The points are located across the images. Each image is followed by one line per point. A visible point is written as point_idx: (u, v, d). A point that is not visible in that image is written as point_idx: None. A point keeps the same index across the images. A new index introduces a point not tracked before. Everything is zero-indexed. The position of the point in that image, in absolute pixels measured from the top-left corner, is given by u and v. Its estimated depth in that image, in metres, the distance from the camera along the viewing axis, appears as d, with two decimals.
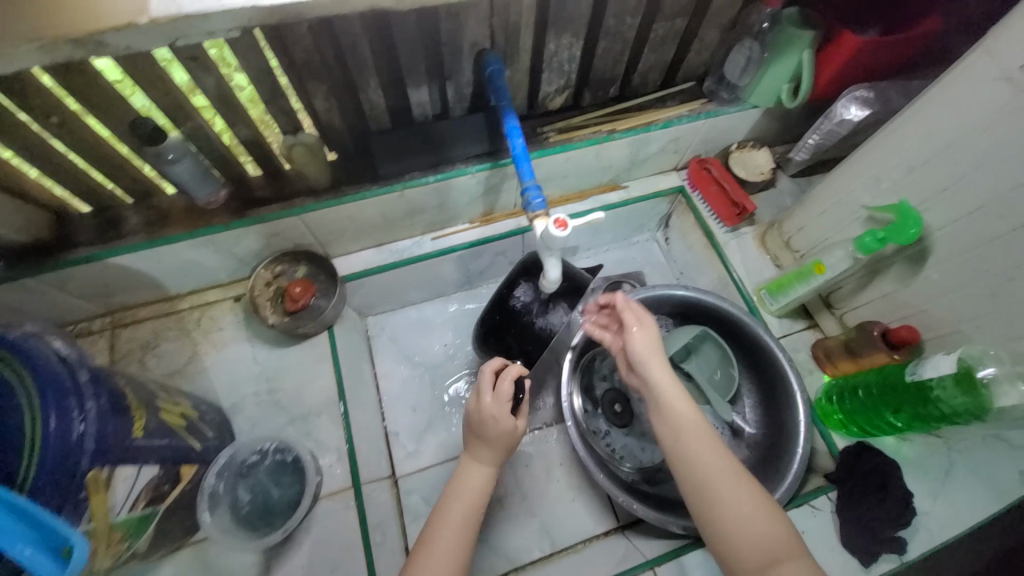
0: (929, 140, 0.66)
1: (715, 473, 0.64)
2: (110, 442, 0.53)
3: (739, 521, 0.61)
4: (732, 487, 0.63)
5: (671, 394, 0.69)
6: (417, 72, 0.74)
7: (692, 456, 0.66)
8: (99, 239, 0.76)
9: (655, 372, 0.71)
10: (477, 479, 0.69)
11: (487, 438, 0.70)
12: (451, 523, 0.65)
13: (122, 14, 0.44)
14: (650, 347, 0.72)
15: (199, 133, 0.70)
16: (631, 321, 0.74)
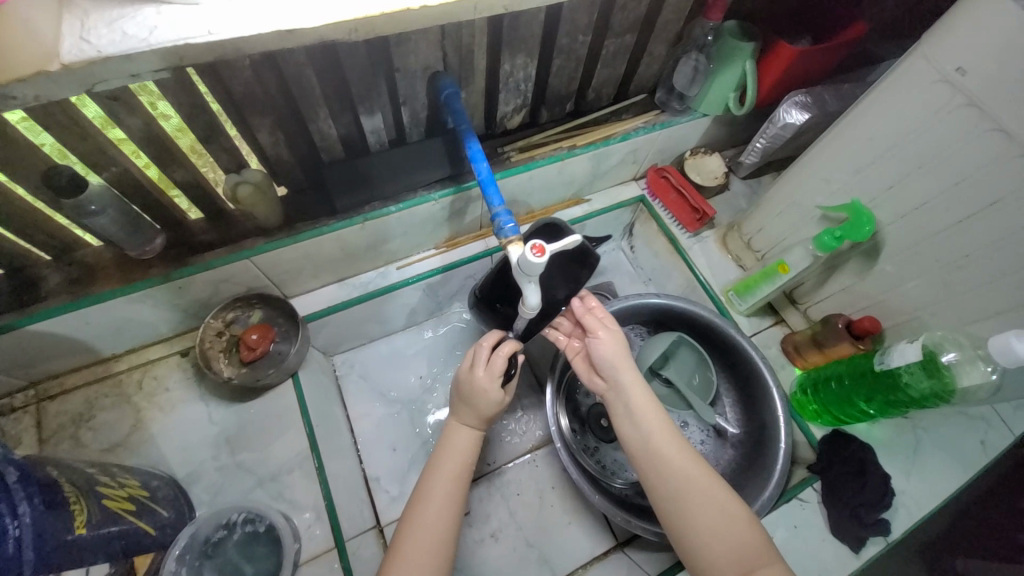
0: (874, 142, 0.70)
1: (685, 476, 0.65)
2: (49, 551, 0.45)
3: (710, 522, 0.62)
4: (700, 487, 0.64)
5: (637, 399, 0.71)
6: (369, 99, 0.71)
7: (660, 458, 0.67)
8: (12, 305, 0.66)
9: (622, 377, 0.72)
10: (463, 445, 0.71)
11: (471, 403, 0.72)
12: (440, 487, 0.66)
13: (27, 62, 0.38)
14: (614, 353, 0.74)
15: (125, 175, 0.63)
16: (592, 326, 0.75)
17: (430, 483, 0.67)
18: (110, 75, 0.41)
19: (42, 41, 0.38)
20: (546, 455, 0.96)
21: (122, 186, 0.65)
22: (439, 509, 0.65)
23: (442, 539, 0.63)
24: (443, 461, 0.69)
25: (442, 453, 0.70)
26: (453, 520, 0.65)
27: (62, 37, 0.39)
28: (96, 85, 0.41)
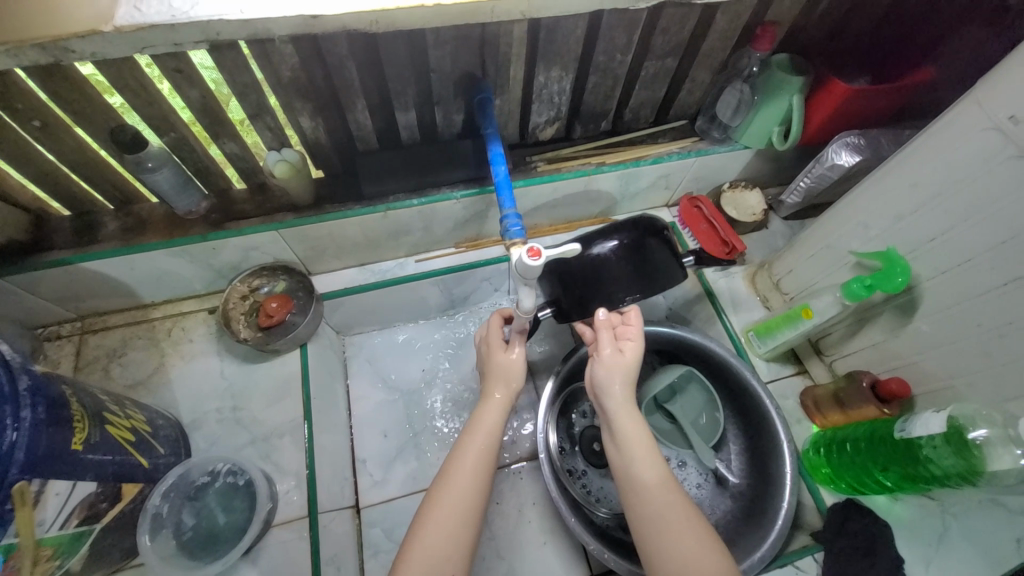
0: (918, 188, 0.66)
1: (662, 511, 0.62)
2: (44, 454, 0.51)
3: (685, 564, 0.59)
4: (680, 525, 0.61)
5: (627, 424, 0.67)
6: (405, 95, 0.75)
7: (644, 490, 0.64)
8: (74, 243, 0.75)
9: (614, 401, 0.68)
10: (491, 420, 0.70)
11: (505, 373, 0.73)
12: (469, 462, 0.67)
13: (87, 22, 0.47)
14: (618, 372, 0.68)
15: (183, 143, 0.71)
16: (604, 343, 0.69)
17: (459, 456, 0.68)
18: (156, 41, 0.50)
19: (99, 10, 0.48)
20: (533, 470, 0.94)
21: (178, 151, 0.73)
22: (467, 485, 0.66)
23: (464, 516, 0.64)
24: (470, 439, 0.69)
25: (470, 430, 0.70)
26: (478, 494, 0.66)
27: (118, 5, 0.48)
28: (143, 48, 0.50)
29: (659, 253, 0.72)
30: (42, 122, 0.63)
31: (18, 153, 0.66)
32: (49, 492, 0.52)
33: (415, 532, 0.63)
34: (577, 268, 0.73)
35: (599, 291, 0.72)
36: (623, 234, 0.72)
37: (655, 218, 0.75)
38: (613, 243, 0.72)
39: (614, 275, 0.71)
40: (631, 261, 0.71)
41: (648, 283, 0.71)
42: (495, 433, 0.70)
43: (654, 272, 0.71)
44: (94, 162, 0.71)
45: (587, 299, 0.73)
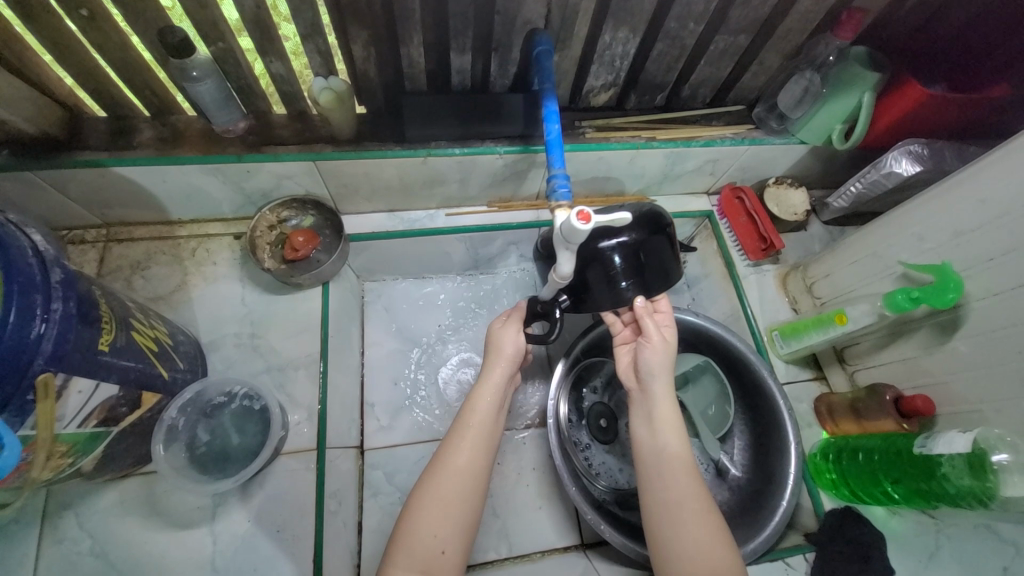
0: (986, 205, 0.63)
1: (683, 498, 0.62)
2: (71, 350, 0.49)
3: (696, 555, 0.59)
4: (694, 518, 0.61)
5: (664, 411, 0.67)
6: (463, 36, 0.71)
7: (669, 476, 0.63)
8: (108, 146, 0.73)
9: (657, 388, 0.68)
10: (490, 405, 0.69)
11: (506, 356, 0.71)
12: (469, 441, 0.67)
13: None
14: (662, 360, 0.68)
15: (229, 56, 0.68)
16: (651, 328, 0.68)
17: (458, 433, 0.67)
18: None
19: None
20: (537, 437, 0.95)
21: (224, 64, 0.70)
22: (466, 464, 0.65)
23: (461, 496, 0.63)
24: (471, 417, 0.68)
25: (469, 411, 0.69)
26: (480, 473, 0.65)
27: None
28: None
29: (666, 246, 0.69)
30: (89, 11, 0.61)
31: (62, 42, 0.63)
32: (72, 389, 0.51)
33: (416, 498, 0.63)
34: (595, 262, 0.68)
35: (616, 285, 0.68)
36: (642, 229, 0.68)
37: (661, 212, 0.71)
38: (632, 237, 0.67)
39: (630, 269, 0.68)
40: (647, 257, 0.68)
41: (660, 278, 0.69)
42: (493, 418, 0.69)
43: (665, 268, 0.69)
44: (136, 64, 0.68)
45: (604, 293, 0.69)
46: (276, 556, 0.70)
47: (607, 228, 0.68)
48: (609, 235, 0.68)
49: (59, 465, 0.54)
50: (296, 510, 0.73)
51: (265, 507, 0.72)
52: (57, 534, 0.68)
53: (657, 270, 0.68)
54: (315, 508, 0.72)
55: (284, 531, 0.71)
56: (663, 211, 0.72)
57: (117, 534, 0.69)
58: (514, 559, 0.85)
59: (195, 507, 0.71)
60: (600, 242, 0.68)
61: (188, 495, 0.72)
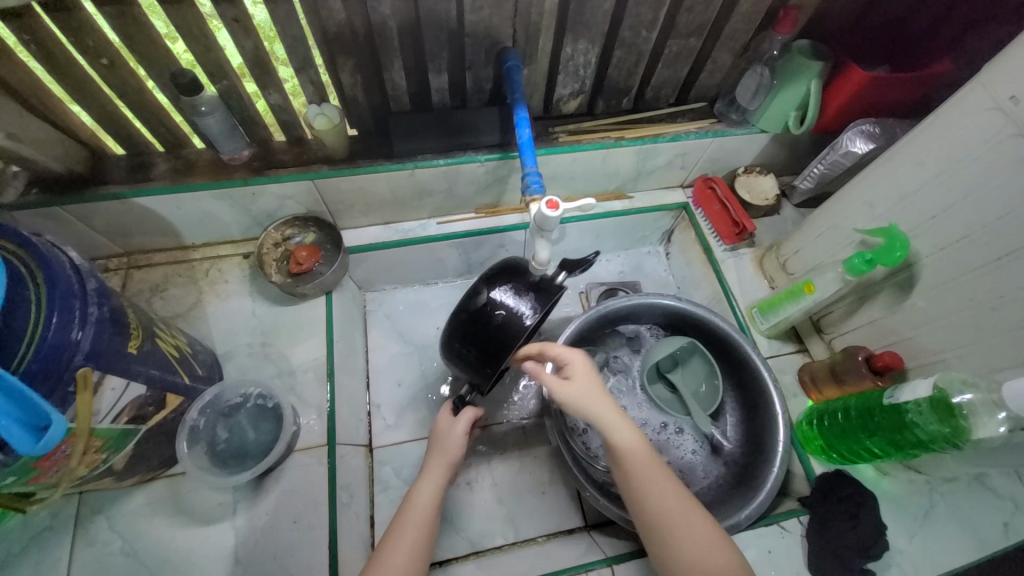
0: (921, 168, 0.70)
1: (669, 512, 0.64)
2: (105, 349, 0.56)
3: (694, 555, 0.62)
4: (680, 523, 0.63)
5: (619, 442, 0.67)
6: (439, 58, 0.79)
7: (646, 491, 0.65)
8: (129, 179, 0.81)
9: (599, 426, 0.68)
10: (430, 501, 0.69)
11: (448, 453, 0.73)
12: (408, 535, 0.65)
13: None
14: (589, 398, 0.69)
15: (232, 92, 0.77)
16: (552, 382, 0.71)
17: (397, 529, 0.66)
18: None
19: None
20: (536, 426, 0.99)
21: (228, 99, 0.78)
22: (400, 564, 0.63)
23: None
24: (410, 509, 0.68)
25: (408, 507, 0.68)
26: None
27: None
28: None
29: (526, 274, 0.73)
30: (109, 61, 0.69)
31: (85, 90, 0.72)
32: (106, 385, 0.57)
33: None
34: (478, 318, 0.71)
35: (506, 317, 0.70)
36: (498, 277, 0.73)
37: (510, 259, 0.76)
38: (497, 284, 0.72)
39: (505, 307, 0.70)
40: (518, 285, 0.72)
41: (536, 298, 0.71)
42: (434, 514, 0.68)
43: (539, 291, 0.71)
44: (151, 105, 0.76)
45: (500, 332, 0.70)
46: (293, 545, 0.74)
47: (485, 287, 0.73)
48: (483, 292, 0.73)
49: (94, 460, 0.60)
50: (310, 502, 0.77)
51: (282, 501, 0.77)
52: (89, 538, 0.72)
53: (531, 295, 0.71)
54: (328, 499, 0.77)
55: (300, 520, 0.75)
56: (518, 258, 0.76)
57: (146, 533, 0.74)
58: (520, 543, 0.89)
59: (218, 503, 0.76)
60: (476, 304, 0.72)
61: (211, 493, 0.78)
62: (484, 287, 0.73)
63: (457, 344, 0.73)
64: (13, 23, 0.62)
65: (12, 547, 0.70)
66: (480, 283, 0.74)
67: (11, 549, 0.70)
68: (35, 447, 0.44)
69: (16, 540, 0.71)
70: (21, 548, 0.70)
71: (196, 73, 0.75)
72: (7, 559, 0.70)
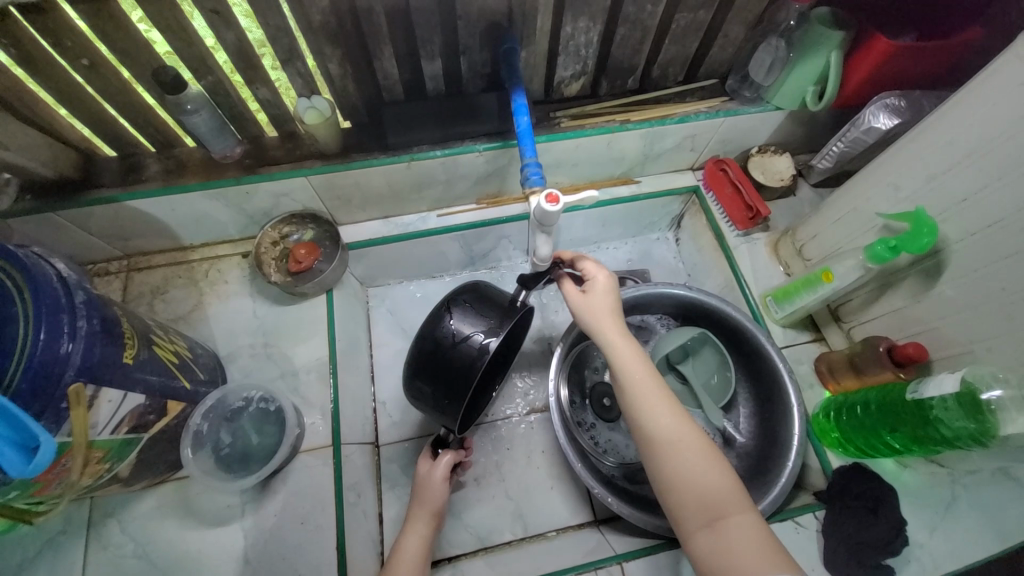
0: (952, 147, 0.65)
1: (670, 431, 0.61)
2: (98, 364, 0.55)
3: (686, 475, 0.59)
4: (678, 444, 0.61)
5: (623, 357, 0.66)
6: (431, 44, 0.75)
7: (644, 407, 0.63)
8: (121, 182, 0.80)
9: (605, 339, 0.67)
10: (415, 557, 0.69)
11: (428, 504, 0.73)
12: None
13: None
14: (599, 311, 0.69)
15: (219, 88, 0.74)
16: (570, 292, 0.71)
17: None
18: None
19: None
20: (543, 421, 0.98)
21: (215, 95, 0.76)
22: None
23: None
24: (396, 566, 0.68)
25: (394, 562, 0.68)
26: None
27: None
28: None
29: (484, 300, 0.70)
30: (90, 61, 0.67)
31: (68, 92, 0.70)
32: (103, 398, 0.56)
33: None
34: (439, 350, 0.68)
35: (466, 347, 0.67)
36: (453, 305, 0.70)
37: (465, 284, 0.74)
38: (452, 313, 0.69)
39: (464, 334, 0.67)
40: (478, 313, 0.69)
41: (496, 322, 0.68)
42: (419, 569, 0.68)
43: (498, 315, 0.69)
44: (137, 104, 0.74)
45: (461, 362, 0.66)
46: (302, 546, 0.74)
47: (440, 318, 0.69)
48: (439, 322, 0.69)
49: (98, 470, 0.60)
50: (316, 503, 0.77)
51: (289, 502, 0.77)
52: (102, 541, 0.73)
53: (490, 319, 0.68)
54: (335, 501, 0.76)
55: (308, 522, 0.75)
56: (480, 285, 0.73)
57: (157, 536, 0.75)
58: (529, 538, 0.88)
59: (226, 505, 0.77)
60: (433, 335, 0.68)
61: (219, 495, 0.78)
62: (440, 317, 0.69)
63: (418, 381, 0.70)
64: None
65: (28, 551, 0.72)
66: (434, 314, 0.70)
67: (26, 553, 0.71)
68: (25, 469, 0.44)
69: (32, 545, 0.72)
70: (36, 553, 0.72)
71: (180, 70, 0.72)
72: (23, 563, 0.71)
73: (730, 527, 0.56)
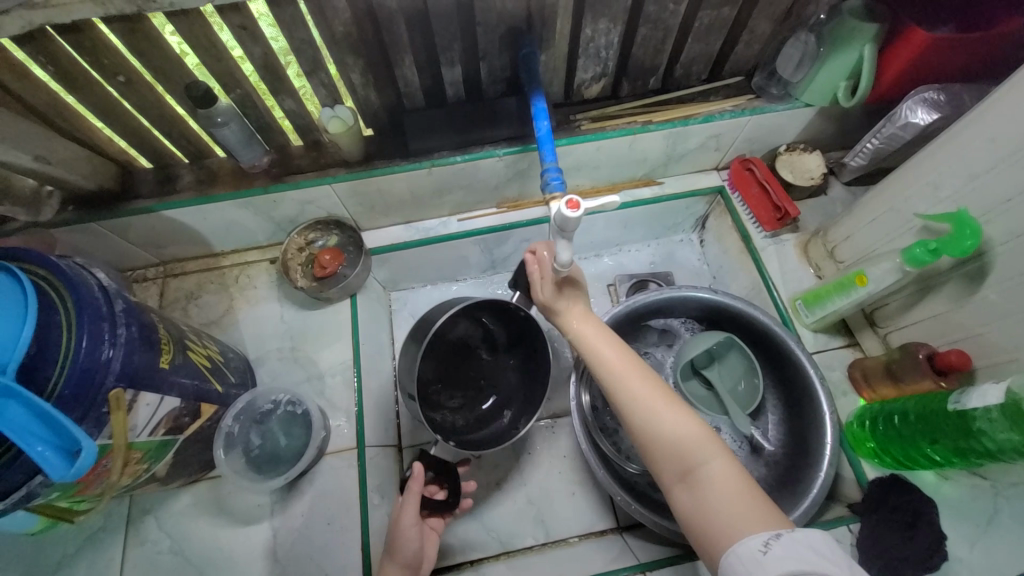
0: (996, 143, 0.61)
1: (637, 391, 0.63)
2: (137, 369, 0.57)
3: (659, 428, 0.59)
4: (648, 401, 0.61)
5: (587, 335, 0.70)
6: (451, 51, 0.75)
7: (610, 372, 0.65)
8: (157, 192, 0.83)
9: (571, 322, 0.72)
10: None
11: (403, 549, 0.69)
12: None
13: None
14: (565, 298, 0.74)
15: (247, 100, 0.77)
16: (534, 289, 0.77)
17: None
18: None
19: None
20: (565, 425, 0.97)
21: (243, 107, 0.78)
22: None
23: None
24: None
25: None
26: None
27: None
28: None
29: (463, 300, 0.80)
30: (126, 78, 0.70)
31: (106, 108, 0.73)
32: (141, 402, 0.59)
33: None
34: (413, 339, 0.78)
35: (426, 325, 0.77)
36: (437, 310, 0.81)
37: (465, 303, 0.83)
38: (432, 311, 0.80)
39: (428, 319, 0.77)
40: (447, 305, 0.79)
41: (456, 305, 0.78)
42: None
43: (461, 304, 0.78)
44: (171, 118, 0.77)
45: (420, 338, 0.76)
46: (327, 545, 0.76)
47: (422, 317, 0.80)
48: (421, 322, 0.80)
49: (136, 470, 0.63)
50: (341, 503, 0.78)
51: (315, 502, 0.79)
52: (139, 536, 0.77)
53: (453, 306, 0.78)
54: (359, 502, 0.78)
55: (333, 523, 0.77)
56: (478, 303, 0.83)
57: (191, 533, 0.78)
58: (551, 544, 0.88)
59: (255, 505, 0.79)
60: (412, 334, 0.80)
61: (248, 495, 0.81)
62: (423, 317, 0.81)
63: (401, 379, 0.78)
64: (32, 48, 0.63)
65: (72, 545, 0.76)
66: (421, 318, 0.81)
67: (69, 548, 0.76)
68: (67, 473, 0.46)
69: (75, 540, 0.76)
70: (79, 547, 0.76)
71: (210, 84, 0.74)
72: (66, 557, 0.75)
73: (704, 473, 0.56)
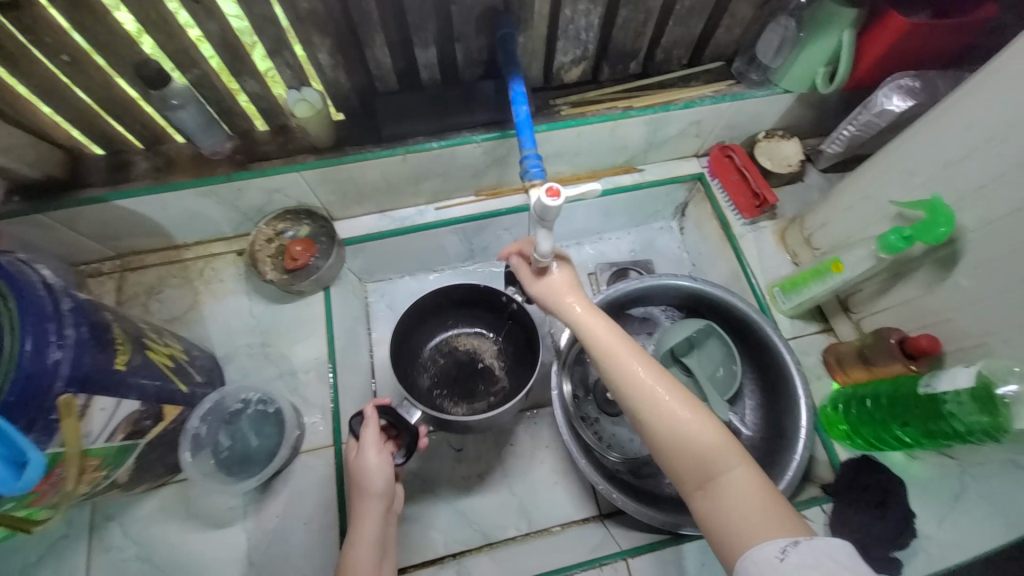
0: (971, 131, 0.62)
1: (652, 395, 0.58)
2: (89, 372, 0.54)
3: (677, 436, 0.56)
4: (663, 407, 0.57)
5: (593, 329, 0.63)
6: (425, 30, 0.72)
7: (621, 374, 0.60)
8: (109, 181, 0.78)
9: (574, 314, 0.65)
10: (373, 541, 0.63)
11: (376, 487, 0.65)
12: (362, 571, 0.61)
13: None
14: (564, 288, 0.68)
15: (205, 81, 0.71)
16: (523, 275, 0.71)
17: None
18: None
19: None
20: (547, 416, 0.97)
21: (202, 89, 0.73)
22: None
23: None
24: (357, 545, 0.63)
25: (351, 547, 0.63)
26: None
27: None
28: None
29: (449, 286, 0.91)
30: (69, 56, 0.64)
31: (48, 89, 0.67)
32: (94, 407, 0.55)
33: None
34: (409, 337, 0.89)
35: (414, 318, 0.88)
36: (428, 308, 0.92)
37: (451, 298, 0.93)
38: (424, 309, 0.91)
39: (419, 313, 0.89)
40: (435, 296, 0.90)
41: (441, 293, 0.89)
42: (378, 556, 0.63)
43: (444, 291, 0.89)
44: (121, 100, 0.71)
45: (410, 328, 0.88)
46: (305, 545, 0.74)
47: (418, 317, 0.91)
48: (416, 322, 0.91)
49: (95, 478, 0.60)
50: (318, 502, 0.76)
51: (292, 502, 0.77)
52: (104, 544, 0.73)
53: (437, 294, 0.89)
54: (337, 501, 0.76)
55: (311, 522, 0.75)
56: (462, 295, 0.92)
57: (159, 538, 0.74)
58: (534, 533, 0.88)
59: (228, 507, 0.77)
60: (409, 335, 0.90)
61: (219, 497, 0.78)
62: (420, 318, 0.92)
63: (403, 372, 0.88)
64: None
65: (30, 556, 0.72)
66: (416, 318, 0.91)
67: (27, 559, 0.72)
68: (15, 486, 0.43)
69: (34, 550, 0.72)
70: (38, 558, 0.72)
71: (163, 64, 0.69)
72: (25, 569, 0.71)
73: (724, 482, 0.54)
